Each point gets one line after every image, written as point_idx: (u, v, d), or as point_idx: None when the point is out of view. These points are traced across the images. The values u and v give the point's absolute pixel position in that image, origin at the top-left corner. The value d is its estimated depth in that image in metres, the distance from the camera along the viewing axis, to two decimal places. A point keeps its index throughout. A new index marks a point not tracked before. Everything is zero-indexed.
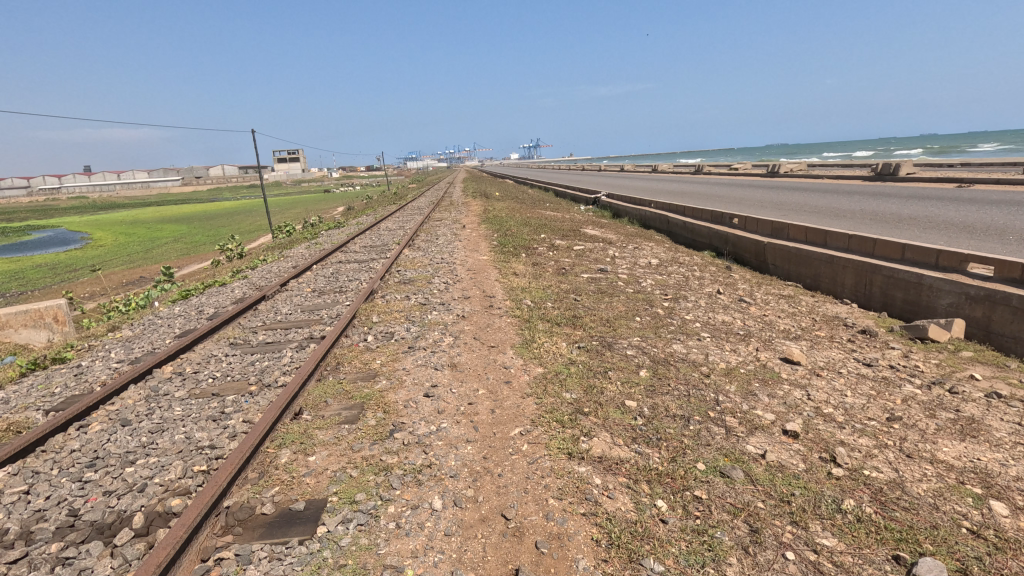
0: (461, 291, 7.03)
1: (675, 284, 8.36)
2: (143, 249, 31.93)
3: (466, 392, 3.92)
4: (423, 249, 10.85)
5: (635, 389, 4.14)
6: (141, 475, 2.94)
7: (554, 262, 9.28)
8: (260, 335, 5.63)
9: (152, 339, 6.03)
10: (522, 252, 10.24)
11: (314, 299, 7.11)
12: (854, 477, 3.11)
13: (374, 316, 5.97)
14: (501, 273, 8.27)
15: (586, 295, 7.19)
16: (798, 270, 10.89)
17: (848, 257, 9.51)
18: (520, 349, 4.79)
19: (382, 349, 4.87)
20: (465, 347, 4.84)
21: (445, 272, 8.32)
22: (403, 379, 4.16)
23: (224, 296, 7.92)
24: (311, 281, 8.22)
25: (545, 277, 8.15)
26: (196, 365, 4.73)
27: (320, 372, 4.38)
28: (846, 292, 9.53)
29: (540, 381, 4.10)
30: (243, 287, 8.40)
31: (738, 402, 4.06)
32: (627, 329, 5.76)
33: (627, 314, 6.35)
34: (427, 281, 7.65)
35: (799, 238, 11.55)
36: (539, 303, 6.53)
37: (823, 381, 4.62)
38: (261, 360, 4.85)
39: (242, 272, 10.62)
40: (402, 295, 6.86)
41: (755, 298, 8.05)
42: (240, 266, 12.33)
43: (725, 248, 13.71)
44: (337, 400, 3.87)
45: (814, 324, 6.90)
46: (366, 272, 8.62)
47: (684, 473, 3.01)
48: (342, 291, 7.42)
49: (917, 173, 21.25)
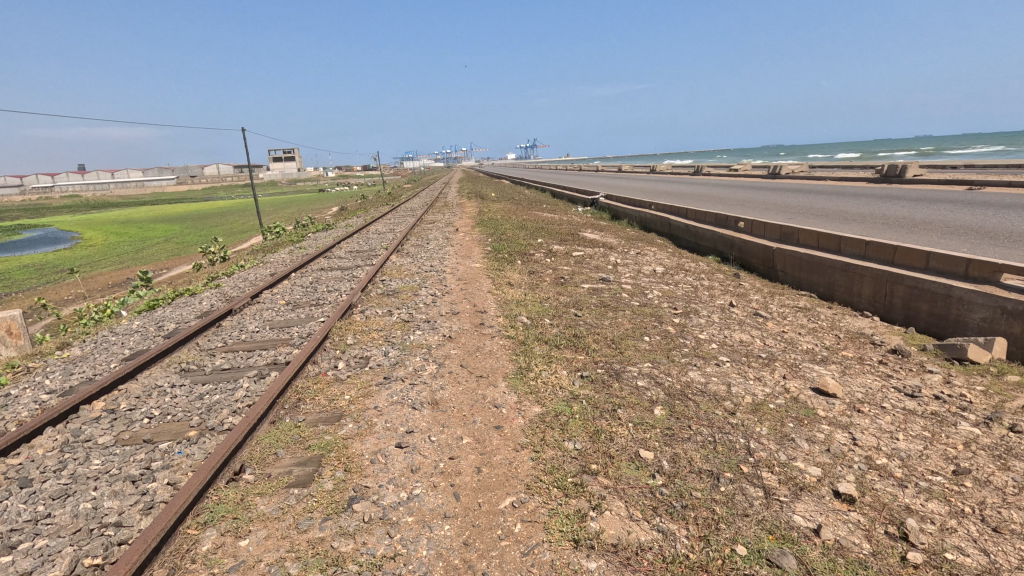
0: (450, 305, 6.35)
1: (684, 296, 7.70)
2: (132, 249, 31.12)
3: (447, 441, 3.23)
4: (412, 255, 10.15)
5: (649, 435, 3.48)
6: (14, 571, 2.26)
7: (552, 271, 8.61)
8: (217, 359, 4.93)
9: (97, 362, 5.31)
10: (518, 258, 9.56)
11: (286, 314, 6.41)
12: (935, 565, 2.45)
13: (349, 336, 5.28)
14: (495, 283, 7.59)
15: (588, 309, 6.51)
16: (810, 277, 10.27)
17: (866, 265, 8.88)
18: (513, 381, 4.11)
19: (353, 380, 4.19)
20: (450, 378, 4.16)
21: (434, 282, 7.64)
22: (372, 423, 3.48)
23: (190, 309, 7.19)
24: (287, 292, 7.52)
25: (542, 287, 7.48)
26: (133, 400, 4.04)
27: (277, 412, 3.70)
28: (863, 302, 8.91)
29: (538, 427, 3.42)
30: (213, 298, 7.70)
31: (775, 451, 3.39)
32: (635, 352, 5.09)
33: (634, 333, 5.68)
34: (413, 293, 6.96)
35: (810, 243, 10.92)
36: (536, 320, 5.86)
37: (866, 419, 3.96)
38: (211, 393, 4.16)
39: (217, 280, 9.90)
40: (384, 310, 6.17)
41: (771, 312, 7.39)
42: (218, 272, 11.61)
43: (731, 254, 13.08)
44: (291, 452, 3.18)
45: (839, 343, 6.25)
46: (348, 281, 7.93)
47: (721, 564, 2.34)
48: (318, 305, 6.73)
49: (924, 175, 20.68)
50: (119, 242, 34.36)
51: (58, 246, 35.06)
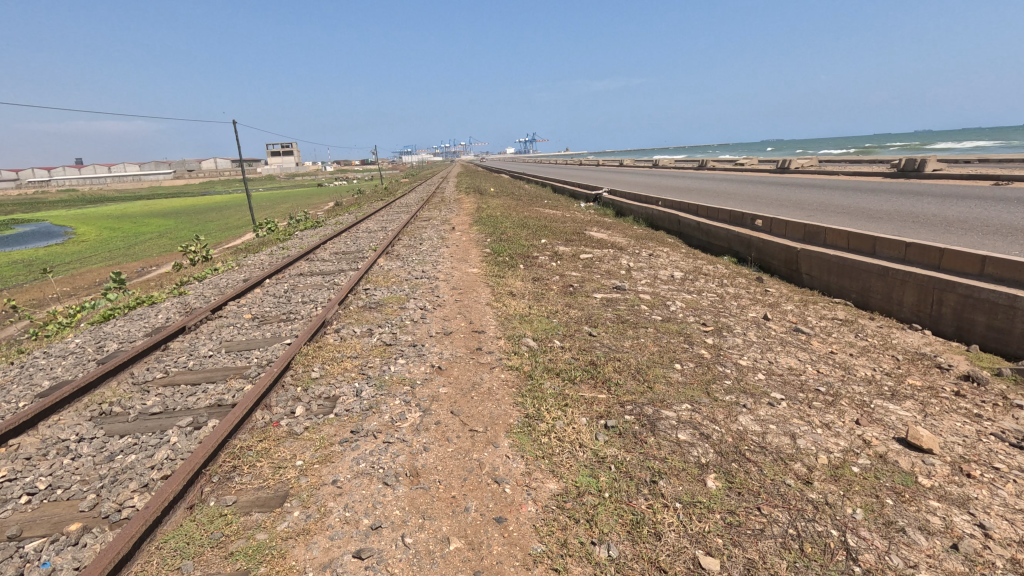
0: (441, 323, 5.38)
1: (711, 307, 6.73)
2: (120, 245, 30.02)
3: (429, 546, 2.29)
4: (402, 257, 9.17)
5: (709, 527, 2.53)
6: None
7: (559, 277, 7.63)
8: (148, 398, 3.96)
9: (6, 397, 4.34)
10: (520, 262, 8.59)
11: (247, 334, 5.43)
12: None
13: (315, 366, 4.31)
14: (494, 293, 6.64)
15: (604, 327, 5.55)
16: (840, 282, 9.31)
17: (907, 269, 7.94)
18: (520, 439, 3.15)
19: (311, 437, 3.22)
20: (436, 435, 3.19)
21: (424, 291, 6.69)
22: (327, 511, 2.52)
23: (142, 324, 6.21)
24: (255, 304, 6.55)
25: (548, 298, 6.52)
26: (18, 467, 3.07)
27: (199, 489, 2.72)
28: (905, 311, 7.98)
29: (556, 519, 2.48)
30: (172, 310, 6.72)
31: (885, 553, 2.44)
32: (667, 389, 4.14)
33: (662, 361, 4.72)
34: (399, 306, 6.00)
35: (838, 244, 9.95)
36: (545, 343, 4.90)
37: (983, 490, 3.00)
38: (124, 453, 3.20)
39: (186, 285, 8.92)
40: (363, 330, 5.20)
41: (812, 327, 6.43)
42: (191, 275, 10.62)
43: (749, 254, 12.12)
44: (206, 564, 2.22)
45: (900, 368, 5.28)
46: (327, 290, 6.95)
47: None
48: (287, 322, 5.75)
49: (943, 171, 19.73)
50: (110, 237, 33.42)
51: (48, 241, 34.06)
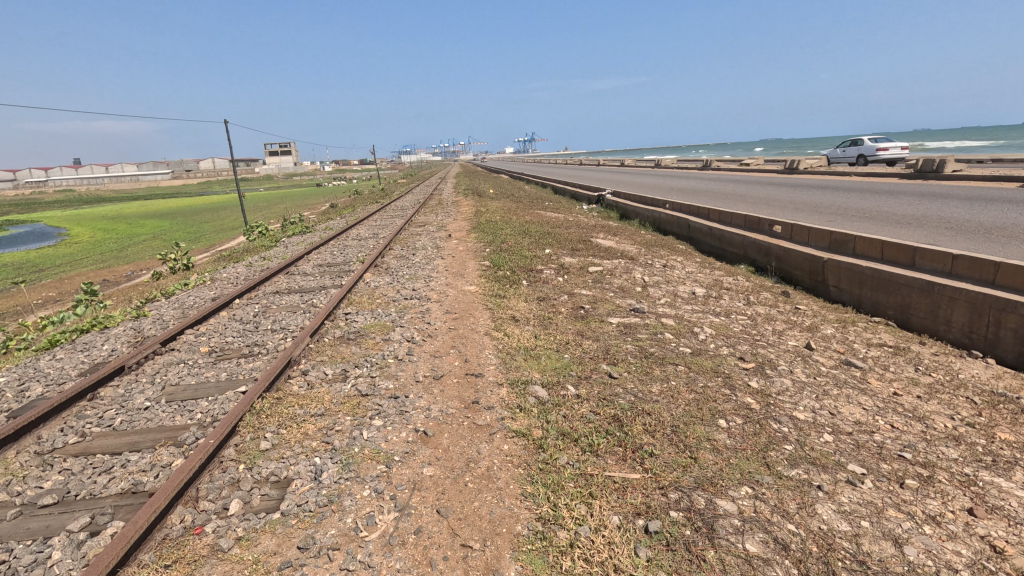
0: (430, 363, 4.48)
1: (743, 334, 5.84)
2: (111, 246, 29.10)
3: None
4: (392, 271, 8.28)
5: None
6: None
7: (567, 296, 6.73)
8: (46, 481, 3.05)
9: None
10: (523, 277, 7.69)
11: (198, 376, 4.52)
12: None
13: (270, 429, 3.41)
14: (494, 319, 5.75)
15: (626, 365, 4.64)
16: (875, 297, 8.42)
17: (956, 285, 7.05)
18: (533, 568, 2.25)
19: (241, 560, 2.31)
20: (416, 558, 2.29)
21: (413, 317, 5.80)
22: None
23: (81, 359, 5.27)
24: (218, 333, 5.63)
25: (556, 325, 5.63)
26: None
27: None
28: (955, 332, 7.10)
29: None
30: (123, 338, 5.80)
31: None
32: (716, 461, 3.23)
33: (702, 416, 3.82)
34: (382, 338, 5.10)
35: (869, 254, 9.08)
36: (556, 392, 3.99)
37: None
38: None
39: (151, 302, 8.00)
40: (336, 373, 4.29)
41: (864, 358, 5.52)
42: (162, 288, 9.71)
43: (769, 262, 11.23)
44: None
45: (984, 417, 4.37)
46: (302, 314, 6.04)
47: None
48: (248, 358, 4.84)
49: (962, 171, 18.84)
50: (102, 239, 32.59)
51: (40, 243, 33.23)
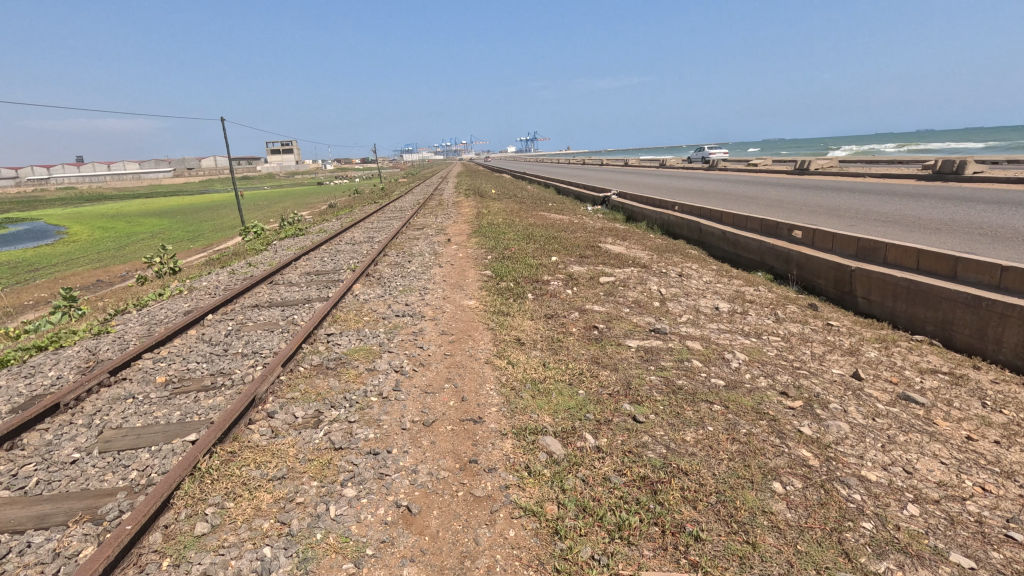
0: (419, 403, 3.76)
1: (781, 360, 5.10)
2: (104, 246, 28.38)
3: None
4: (385, 281, 7.57)
5: None
6: None
7: (578, 313, 6.02)
8: None
9: None
10: (528, 290, 6.96)
11: (146, 416, 3.80)
12: None
13: (212, 501, 2.69)
14: (495, 342, 5.04)
15: (652, 404, 3.92)
16: (911, 311, 7.69)
17: (1008, 301, 6.31)
18: None
19: None
20: None
21: (404, 339, 5.09)
22: None
23: (19, 389, 4.55)
24: (180, 358, 4.91)
25: (567, 350, 4.89)
26: None
27: None
28: (1005, 353, 6.37)
29: None
30: (74, 363, 5.07)
31: None
32: (781, 550, 2.51)
33: (753, 477, 3.10)
34: (365, 368, 4.37)
35: (902, 262, 8.34)
36: (571, 445, 3.27)
37: None
38: None
39: (117, 315, 7.27)
40: (307, 417, 3.58)
41: (921, 391, 4.78)
42: (137, 296, 8.99)
43: (789, 270, 10.50)
44: None
45: None
46: (277, 335, 5.33)
47: None
48: (209, 392, 4.13)
49: (985, 173, 17.91)
50: (96, 238, 31.87)
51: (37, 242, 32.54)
